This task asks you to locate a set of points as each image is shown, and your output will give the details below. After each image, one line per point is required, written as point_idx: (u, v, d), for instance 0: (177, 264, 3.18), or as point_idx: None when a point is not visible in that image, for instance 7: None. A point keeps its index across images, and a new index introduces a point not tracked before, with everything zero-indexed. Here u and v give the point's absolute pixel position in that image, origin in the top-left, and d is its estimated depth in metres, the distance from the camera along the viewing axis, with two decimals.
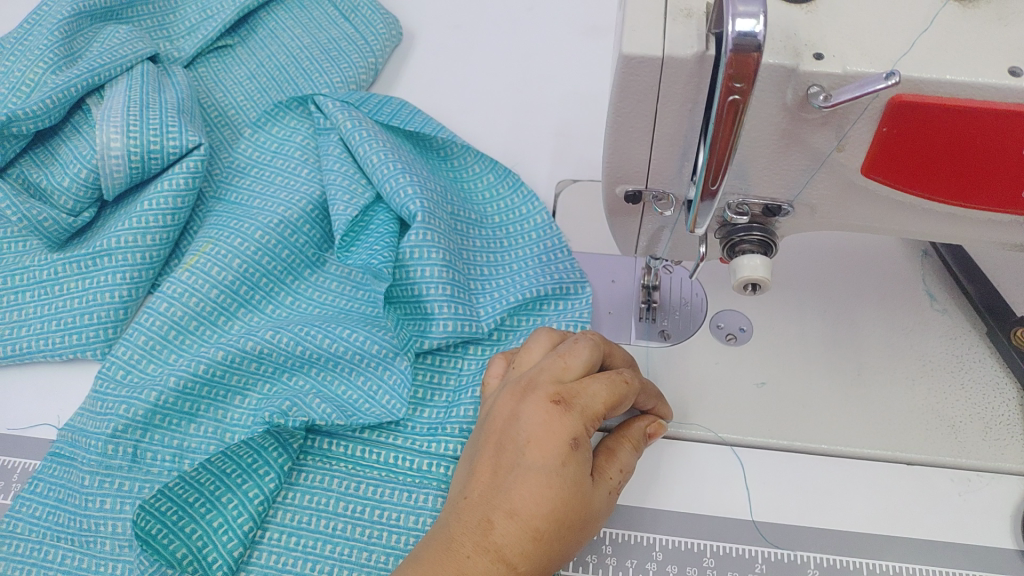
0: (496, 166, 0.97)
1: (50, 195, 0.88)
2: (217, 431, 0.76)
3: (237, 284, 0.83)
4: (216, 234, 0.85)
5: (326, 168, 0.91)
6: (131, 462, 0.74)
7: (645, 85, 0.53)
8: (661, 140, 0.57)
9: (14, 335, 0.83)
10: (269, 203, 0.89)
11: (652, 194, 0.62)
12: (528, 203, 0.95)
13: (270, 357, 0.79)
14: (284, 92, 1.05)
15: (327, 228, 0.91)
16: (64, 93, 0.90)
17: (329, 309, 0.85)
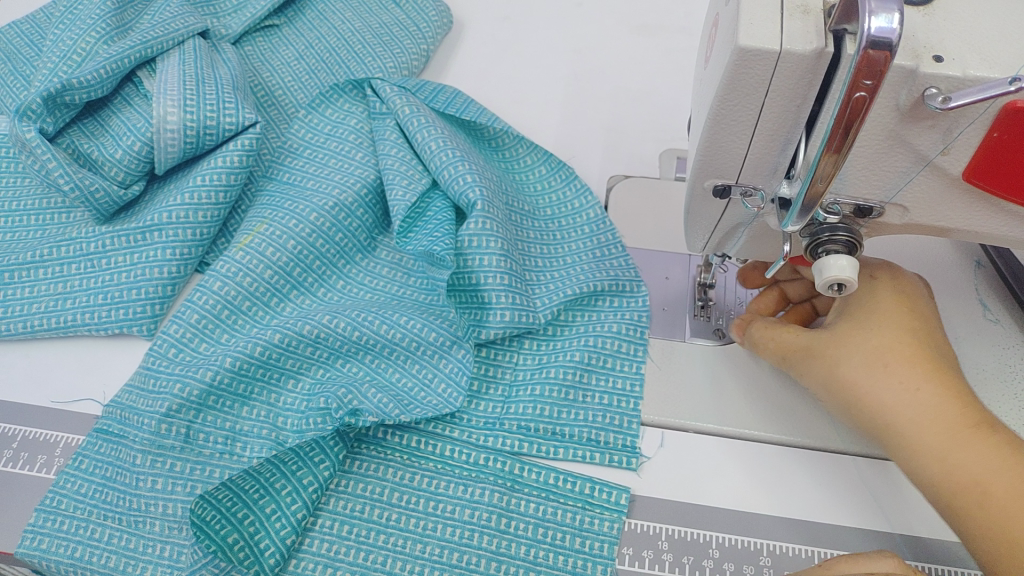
0: (549, 158, 0.97)
1: (101, 166, 0.86)
2: (269, 415, 0.75)
3: (293, 267, 0.83)
4: (270, 214, 0.85)
5: (382, 153, 0.90)
6: (184, 442, 0.73)
7: (756, 80, 0.52)
8: (761, 135, 0.56)
9: (59, 307, 0.81)
10: (323, 185, 0.88)
11: (741, 189, 0.62)
12: (582, 196, 0.94)
13: (325, 341, 0.79)
14: (333, 75, 1.03)
15: (382, 211, 0.91)
16: (117, 63, 0.88)
17: (381, 295, 0.85)
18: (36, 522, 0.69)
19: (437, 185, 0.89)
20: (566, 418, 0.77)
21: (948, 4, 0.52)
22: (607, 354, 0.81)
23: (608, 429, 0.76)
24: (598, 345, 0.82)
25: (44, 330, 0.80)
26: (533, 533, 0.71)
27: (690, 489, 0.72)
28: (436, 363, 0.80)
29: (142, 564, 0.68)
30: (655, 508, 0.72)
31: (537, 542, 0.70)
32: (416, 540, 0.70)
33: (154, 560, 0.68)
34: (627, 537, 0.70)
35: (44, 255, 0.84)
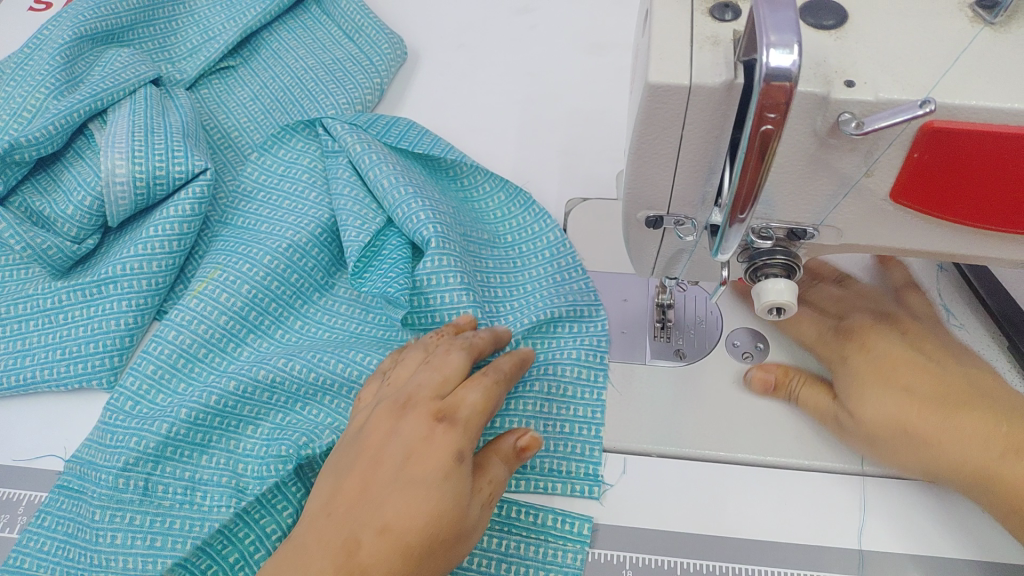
0: (503, 185, 0.97)
1: (54, 223, 0.86)
2: (229, 461, 0.75)
3: (247, 312, 0.83)
4: (224, 259, 0.85)
5: (336, 194, 0.90)
6: (145, 494, 0.73)
7: (671, 113, 0.52)
8: (685, 166, 0.56)
9: (18, 365, 0.82)
10: (276, 228, 0.88)
11: (675, 219, 0.61)
12: (540, 221, 0.94)
13: (280, 387, 0.78)
14: (289, 114, 1.04)
15: (338, 251, 0.91)
16: (66, 118, 0.88)
17: (339, 333, 0.85)
18: None
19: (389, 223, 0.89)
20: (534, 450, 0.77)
21: (861, 27, 0.52)
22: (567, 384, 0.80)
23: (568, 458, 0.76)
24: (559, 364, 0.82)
25: (5, 390, 0.81)
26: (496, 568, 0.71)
27: (655, 518, 0.73)
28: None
29: None
30: (613, 534, 0.72)
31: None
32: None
33: None
34: (588, 567, 0.70)
35: (2, 314, 0.84)
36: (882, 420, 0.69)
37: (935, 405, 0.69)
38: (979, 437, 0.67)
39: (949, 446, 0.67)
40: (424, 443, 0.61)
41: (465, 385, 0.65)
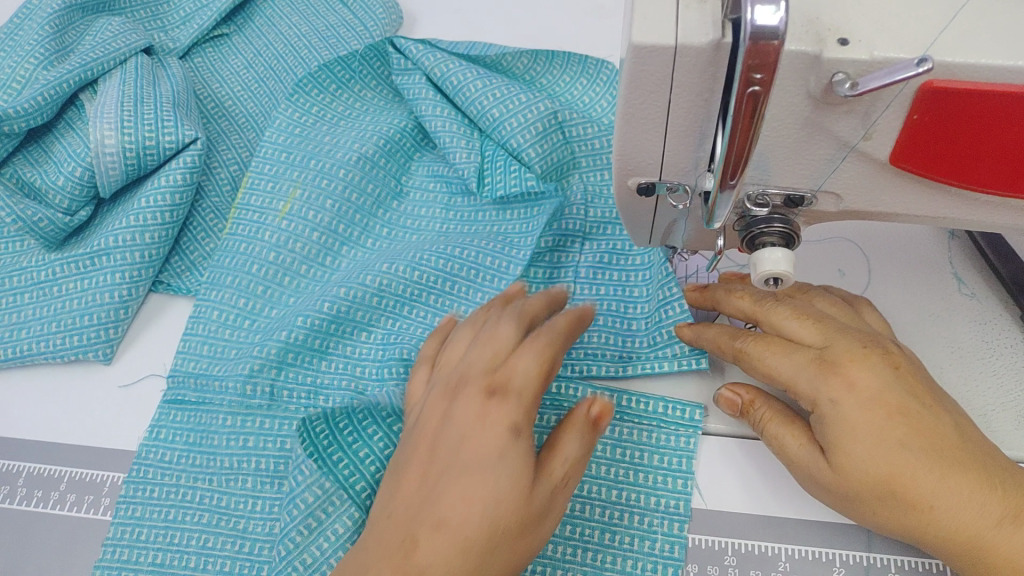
0: (585, 68, 0.98)
1: (45, 194, 0.86)
2: (348, 365, 0.80)
3: (322, 236, 0.88)
4: (299, 176, 0.90)
5: (427, 115, 0.94)
6: (269, 401, 0.78)
7: (657, 76, 0.50)
8: (674, 131, 0.54)
9: (13, 338, 0.82)
10: (341, 141, 0.93)
11: (666, 186, 0.59)
12: (530, 107, 0.90)
13: (344, 316, 0.81)
14: (282, 83, 1.02)
15: (421, 135, 0.97)
16: (56, 88, 0.87)
17: (429, 233, 0.90)
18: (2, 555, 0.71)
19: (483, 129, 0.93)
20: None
21: None
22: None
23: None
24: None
25: (1, 362, 0.82)
26: None
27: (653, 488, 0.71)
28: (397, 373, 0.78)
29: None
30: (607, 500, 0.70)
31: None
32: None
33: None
34: (585, 535, 0.69)
35: None
36: (871, 472, 0.57)
37: (918, 449, 0.57)
38: (978, 500, 0.56)
39: (944, 511, 0.56)
40: (480, 426, 0.54)
41: (517, 354, 0.58)
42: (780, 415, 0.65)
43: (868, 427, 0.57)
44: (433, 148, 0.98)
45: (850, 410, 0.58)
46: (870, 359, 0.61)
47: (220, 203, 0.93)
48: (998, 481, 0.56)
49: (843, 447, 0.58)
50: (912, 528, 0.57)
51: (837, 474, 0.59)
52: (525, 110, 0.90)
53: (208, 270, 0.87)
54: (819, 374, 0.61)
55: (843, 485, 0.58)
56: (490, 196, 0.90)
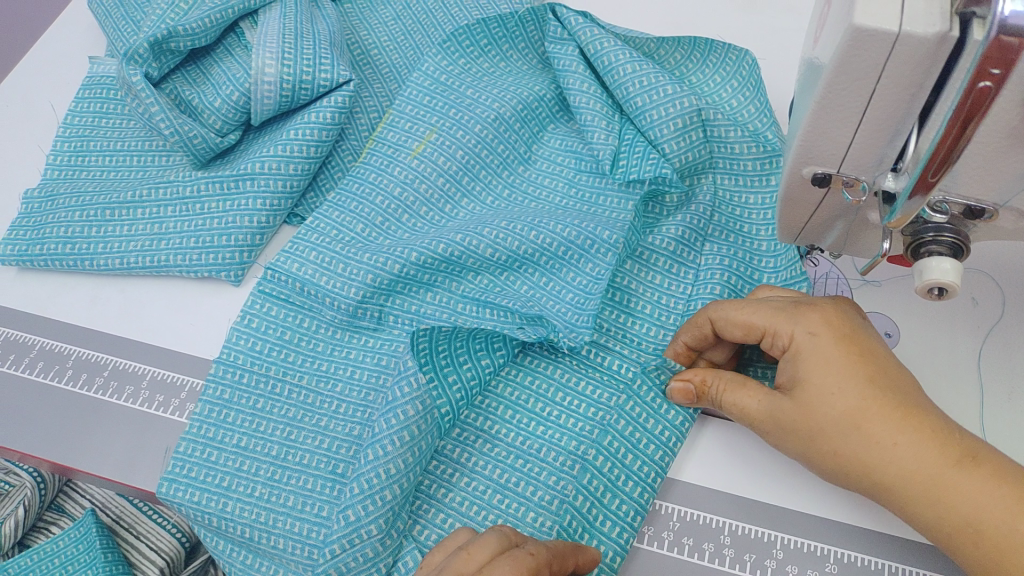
0: (740, 70, 0.92)
1: (200, 113, 0.88)
2: (450, 301, 0.83)
3: (445, 183, 0.89)
4: (438, 121, 0.91)
5: (573, 89, 0.92)
6: (377, 324, 0.83)
7: (869, 63, 0.49)
8: (868, 125, 0.54)
9: (154, 248, 0.85)
10: (483, 96, 0.93)
11: (844, 180, 0.58)
12: (675, 99, 0.87)
13: (457, 260, 0.83)
14: (429, 38, 1.00)
15: (559, 107, 0.96)
16: (221, 13, 0.89)
17: (545, 204, 0.90)
18: (136, 460, 0.78)
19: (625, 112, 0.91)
20: (635, 411, 0.78)
21: None
22: (653, 362, 0.81)
23: (655, 425, 0.77)
24: (677, 282, 0.85)
25: (139, 268, 0.85)
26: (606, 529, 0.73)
27: (751, 488, 0.75)
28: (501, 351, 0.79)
29: (239, 524, 0.74)
30: (693, 495, 0.76)
31: (615, 492, 0.74)
32: (545, 490, 0.75)
33: (251, 523, 0.74)
34: (685, 527, 0.74)
35: (143, 196, 0.87)
36: (840, 407, 0.65)
37: (883, 389, 0.64)
38: (936, 444, 0.63)
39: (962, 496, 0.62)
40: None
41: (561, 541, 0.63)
42: (728, 379, 0.72)
43: (839, 364, 0.66)
44: (569, 121, 0.96)
45: (824, 347, 0.67)
46: (840, 308, 0.70)
47: (358, 145, 0.94)
48: (950, 435, 0.63)
49: (811, 376, 0.66)
50: (866, 465, 0.64)
51: (803, 409, 0.66)
52: (667, 103, 0.87)
53: (337, 191, 0.89)
54: (794, 313, 0.69)
55: (804, 421, 0.66)
56: (621, 179, 0.88)
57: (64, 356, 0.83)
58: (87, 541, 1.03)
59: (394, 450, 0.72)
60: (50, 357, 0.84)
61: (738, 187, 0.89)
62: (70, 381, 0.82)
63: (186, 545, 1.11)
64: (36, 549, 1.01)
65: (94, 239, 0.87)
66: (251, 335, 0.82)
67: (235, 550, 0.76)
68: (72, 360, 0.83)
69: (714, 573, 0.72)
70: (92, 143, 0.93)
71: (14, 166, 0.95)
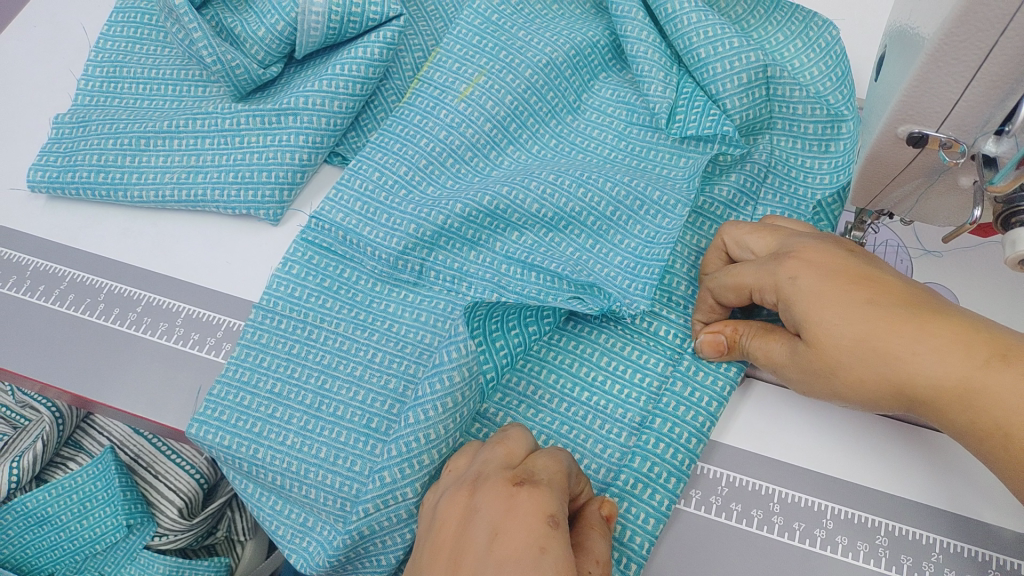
0: (807, 29, 0.88)
1: (242, 42, 0.84)
2: (494, 262, 0.79)
3: (492, 128, 0.85)
4: (487, 64, 0.87)
5: (630, 37, 0.87)
6: (417, 278, 0.80)
7: (996, 14, 0.46)
8: (981, 81, 0.50)
9: (190, 181, 0.82)
10: (535, 40, 0.89)
11: (940, 143, 0.55)
12: (738, 52, 0.83)
13: (502, 212, 0.79)
14: None
15: (612, 55, 0.92)
16: None
17: (593, 156, 0.86)
18: (167, 400, 0.75)
19: (684, 65, 0.88)
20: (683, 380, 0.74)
21: None
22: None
23: (705, 392, 0.73)
24: None
25: (173, 202, 0.82)
26: (648, 498, 0.69)
27: (795, 451, 0.72)
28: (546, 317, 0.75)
29: (270, 474, 0.72)
30: (739, 459, 0.72)
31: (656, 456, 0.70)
32: (591, 459, 0.72)
33: (282, 472, 0.72)
34: (734, 492, 0.71)
35: (180, 126, 0.84)
36: (844, 335, 0.60)
37: (886, 306, 0.60)
38: (960, 346, 0.57)
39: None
40: (511, 515, 0.55)
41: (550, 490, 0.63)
42: (755, 330, 0.69)
43: (835, 294, 0.61)
44: (622, 71, 0.92)
45: (813, 282, 0.63)
46: (822, 244, 0.66)
47: (402, 86, 0.90)
48: (976, 331, 0.57)
49: (812, 315, 0.62)
50: (893, 381, 0.59)
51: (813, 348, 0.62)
52: (732, 56, 0.83)
53: (379, 132, 0.85)
54: (777, 262, 0.65)
55: (820, 359, 0.62)
56: (677, 134, 0.85)
57: (95, 289, 0.81)
58: (105, 478, 1.00)
59: (436, 416, 0.69)
60: (81, 289, 0.81)
61: (797, 149, 0.85)
62: (102, 315, 0.79)
63: (203, 486, 1.09)
64: (54, 484, 0.98)
65: (127, 169, 0.83)
66: (290, 280, 0.79)
67: (265, 495, 0.75)
68: (103, 294, 0.80)
69: (761, 540, 0.68)
70: (125, 69, 0.89)
71: (42, 90, 0.91)
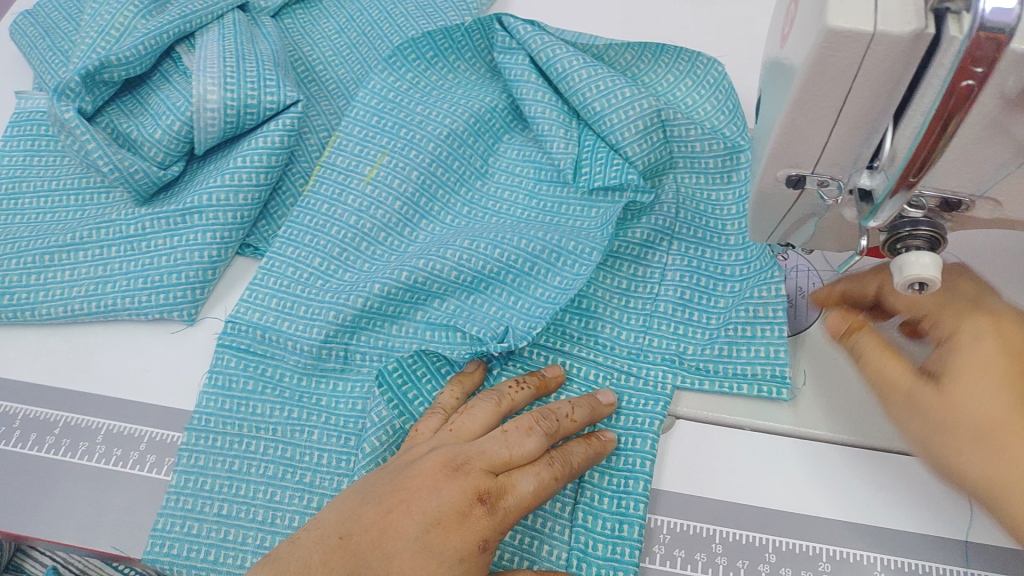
0: (695, 67, 0.91)
1: (140, 146, 0.83)
2: (417, 332, 0.79)
3: (402, 206, 0.86)
4: (389, 143, 0.88)
5: (527, 99, 0.90)
6: (343, 364, 0.79)
7: (845, 64, 0.47)
8: (844, 123, 0.52)
9: (99, 291, 0.81)
10: (434, 112, 0.90)
11: (817, 180, 0.57)
12: (631, 100, 0.85)
13: (421, 285, 0.80)
14: (375, 49, 0.98)
15: (512, 116, 0.93)
16: (156, 39, 0.86)
17: (506, 218, 0.87)
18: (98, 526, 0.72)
19: (582, 119, 0.89)
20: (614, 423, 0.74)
21: None
22: (635, 354, 0.78)
23: (645, 434, 0.73)
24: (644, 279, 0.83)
25: (84, 315, 0.80)
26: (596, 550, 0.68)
27: (732, 486, 0.71)
28: (466, 378, 0.74)
29: None
30: (677, 503, 0.70)
31: (620, 514, 0.69)
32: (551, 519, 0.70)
33: None
34: (675, 538, 0.69)
35: (84, 238, 0.83)
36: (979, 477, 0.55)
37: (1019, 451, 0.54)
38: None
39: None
40: (456, 523, 0.60)
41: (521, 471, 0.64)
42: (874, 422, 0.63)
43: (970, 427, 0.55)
44: (524, 130, 0.93)
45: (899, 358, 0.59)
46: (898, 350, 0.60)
47: (309, 168, 0.90)
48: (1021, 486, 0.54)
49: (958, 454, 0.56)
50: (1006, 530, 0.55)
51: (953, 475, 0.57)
52: (627, 106, 0.85)
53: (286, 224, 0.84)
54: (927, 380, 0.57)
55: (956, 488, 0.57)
56: (584, 187, 0.86)
57: (9, 416, 0.77)
58: None
59: None
60: None
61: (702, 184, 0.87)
62: (18, 442, 0.76)
63: None
64: None
65: (34, 287, 0.81)
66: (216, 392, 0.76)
67: None
68: (19, 419, 0.77)
69: None
70: (24, 184, 0.87)
71: None
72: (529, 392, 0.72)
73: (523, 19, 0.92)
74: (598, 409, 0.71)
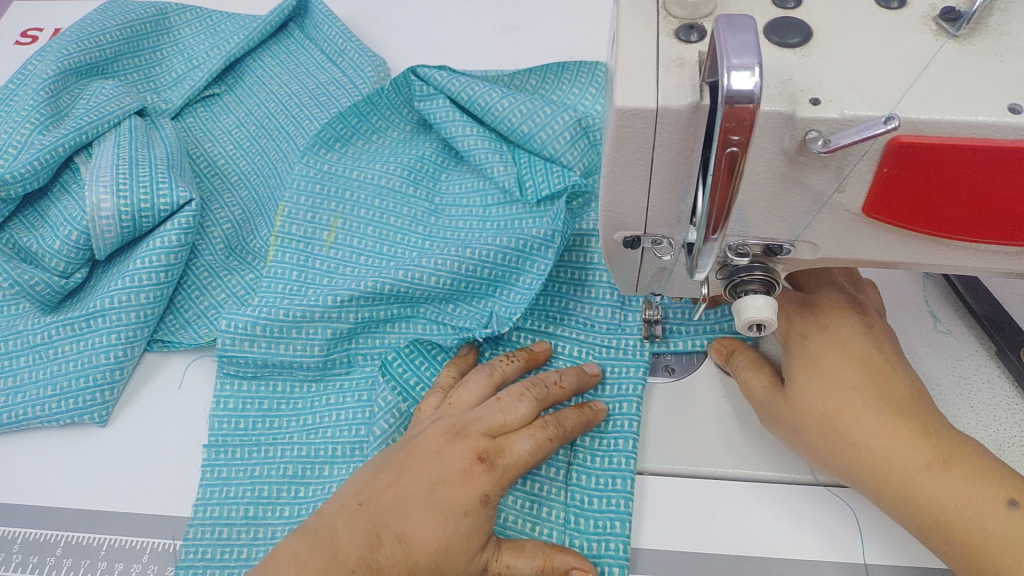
0: (595, 77, 1.03)
1: (42, 258, 0.89)
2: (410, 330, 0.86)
3: (366, 260, 0.91)
4: (339, 207, 0.93)
5: (456, 136, 0.96)
6: (348, 367, 0.85)
7: (641, 137, 0.53)
8: (656, 187, 0.57)
9: (9, 402, 0.82)
10: (368, 174, 0.96)
11: (651, 239, 0.62)
12: (551, 108, 0.94)
13: (404, 294, 0.83)
14: (269, 140, 1.04)
15: (445, 157, 1.00)
16: (51, 153, 0.90)
17: (474, 222, 0.93)
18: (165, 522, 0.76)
19: (512, 142, 0.96)
20: (605, 428, 0.77)
21: (824, 44, 0.52)
22: (609, 340, 0.84)
23: (629, 398, 0.78)
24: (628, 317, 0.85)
25: None
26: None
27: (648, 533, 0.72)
28: (459, 361, 0.81)
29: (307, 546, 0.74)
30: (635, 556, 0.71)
31: (602, 492, 0.74)
32: None
33: None
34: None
35: None
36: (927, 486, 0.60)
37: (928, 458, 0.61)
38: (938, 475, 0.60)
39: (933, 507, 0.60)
40: (460, 481, 0.64)
41: (517, 433, 0.69)
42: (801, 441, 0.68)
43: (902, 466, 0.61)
44: (460, 165, 0.99)
45: (814, 383, 0.67)
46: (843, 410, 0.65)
47: (213, 261, 0.93)
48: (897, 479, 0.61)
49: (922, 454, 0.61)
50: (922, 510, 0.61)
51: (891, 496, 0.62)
52: (551, 122, 0.93)
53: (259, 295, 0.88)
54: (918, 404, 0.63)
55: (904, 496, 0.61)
56: (533, 199, 0.90)
57: None
58: None
59: None
60: None
61: None
62: None
63: None
64: None
65: None
66: (232, 377, 0.84)
67: None
68: None
69: None
70: None
71: None
72: (519, 364, 0.79)
73: (436, 68, 0.99)
74: (584, 378, 0.78)
